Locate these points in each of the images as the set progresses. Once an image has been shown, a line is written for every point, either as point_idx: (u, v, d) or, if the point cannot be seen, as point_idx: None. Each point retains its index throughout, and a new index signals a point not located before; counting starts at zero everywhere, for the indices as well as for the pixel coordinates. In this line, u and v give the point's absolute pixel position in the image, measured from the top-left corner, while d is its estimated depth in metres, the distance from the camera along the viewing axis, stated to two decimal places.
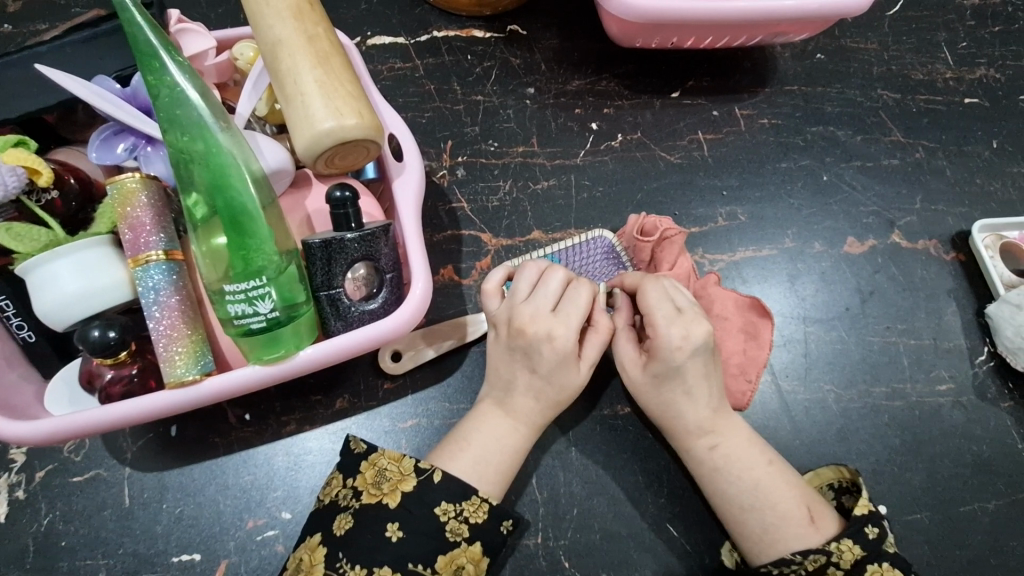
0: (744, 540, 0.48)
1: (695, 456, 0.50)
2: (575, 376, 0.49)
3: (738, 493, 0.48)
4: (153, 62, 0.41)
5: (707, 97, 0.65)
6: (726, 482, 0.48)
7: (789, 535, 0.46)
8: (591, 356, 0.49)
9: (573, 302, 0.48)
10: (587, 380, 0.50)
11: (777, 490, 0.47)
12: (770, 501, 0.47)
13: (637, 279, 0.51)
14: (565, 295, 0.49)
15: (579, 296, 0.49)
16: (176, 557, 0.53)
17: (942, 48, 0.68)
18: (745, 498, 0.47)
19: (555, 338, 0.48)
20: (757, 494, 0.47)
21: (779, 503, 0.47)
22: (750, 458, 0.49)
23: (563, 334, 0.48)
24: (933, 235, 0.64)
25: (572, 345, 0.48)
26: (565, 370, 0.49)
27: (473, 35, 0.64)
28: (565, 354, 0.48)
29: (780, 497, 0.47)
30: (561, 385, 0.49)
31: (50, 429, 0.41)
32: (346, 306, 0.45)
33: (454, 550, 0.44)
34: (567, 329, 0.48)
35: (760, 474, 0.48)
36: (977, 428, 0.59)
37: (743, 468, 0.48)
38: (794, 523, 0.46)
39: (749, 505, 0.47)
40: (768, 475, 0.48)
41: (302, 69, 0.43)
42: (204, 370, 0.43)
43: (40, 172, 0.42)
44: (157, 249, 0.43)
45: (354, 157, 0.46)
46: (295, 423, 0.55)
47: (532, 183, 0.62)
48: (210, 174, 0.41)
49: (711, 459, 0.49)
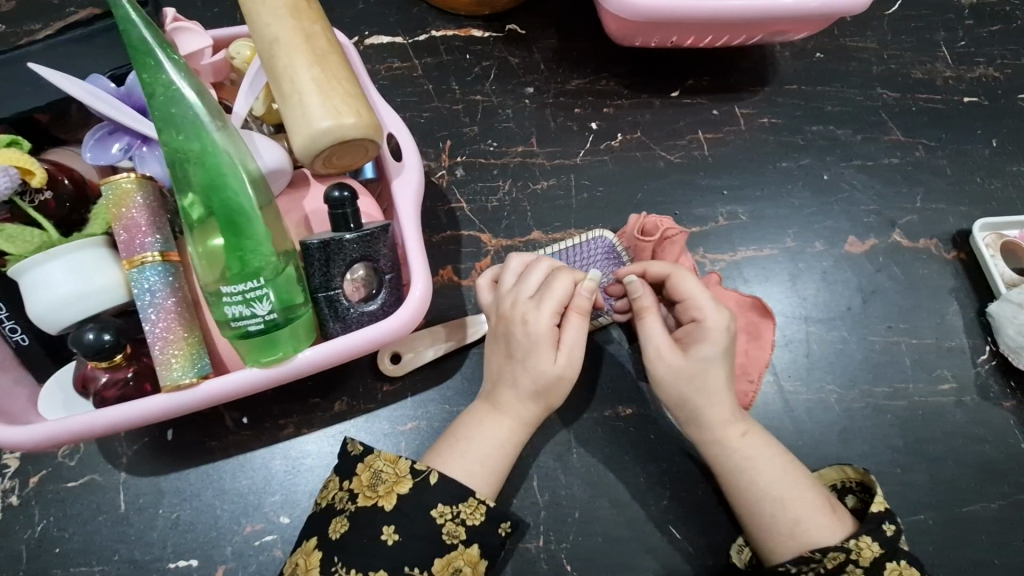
0: (762, 538, 0.47)
1: (720, 448, 0.49)
2: (548, 362, 0.47)
3: (763, 486, 0.47)
4: (147, 60, 0.40)
5: (706, 97, 0.65)
6: (750, 477, 0.48)
7: (815, 529, 0.45)
8: (569, 344, 0.47)
9: (549, 287, 0.48)
10: (564, 369, 0.47)
11: (796, 487, 0.47)
12: (789, 498, 0.46)
13: (664, 267, 0.51)
14: (545, 282, 0.48)
15: (557, 282, 0.48)
16: (172, 564, 0.52)
17: (941, 47, 0.68)
18: (767, 495, 0.47)
19: (527, 320, 0.47)
20: (778, 491, 0.47)
21: (799, 500, 0.46)
22: (768, 455, 0.48)
23: (535, 317, 0.47)
24: (934, 235, 0.63)
25: (545, 329, 0.47)
26: (537, 354, 0.47)
27: (472, 35, 0.64)
28: (534, 337, 0.47)
29: (799, 495, 0.46)
30: (535, 372, 0.47)
31: (44, 434, 0.41)
32: (344, 307, 0.44)
33: (451, 553, 0.43)
34: (539, 313, 0.47)
35: (779, 472, 0.47)
36: (980, 428, 0.58)
37: (764, 465, 0.48)
38: (819, 516, 0.46)
39: (774, 497, 0.47)
40: (786, 474, 0.48)
41: (299, 67, 0.42)
42: (201, 373, 0.42)
43: (34, 172, 0.41)
44: (153, 251, 0.42)
45: (352, 157, 0.46)
46: (293, 426, 0.55)
47: (531, 183, 0.62)
48: (207, 172, 0.40)
49: (738, 452, 0.48)
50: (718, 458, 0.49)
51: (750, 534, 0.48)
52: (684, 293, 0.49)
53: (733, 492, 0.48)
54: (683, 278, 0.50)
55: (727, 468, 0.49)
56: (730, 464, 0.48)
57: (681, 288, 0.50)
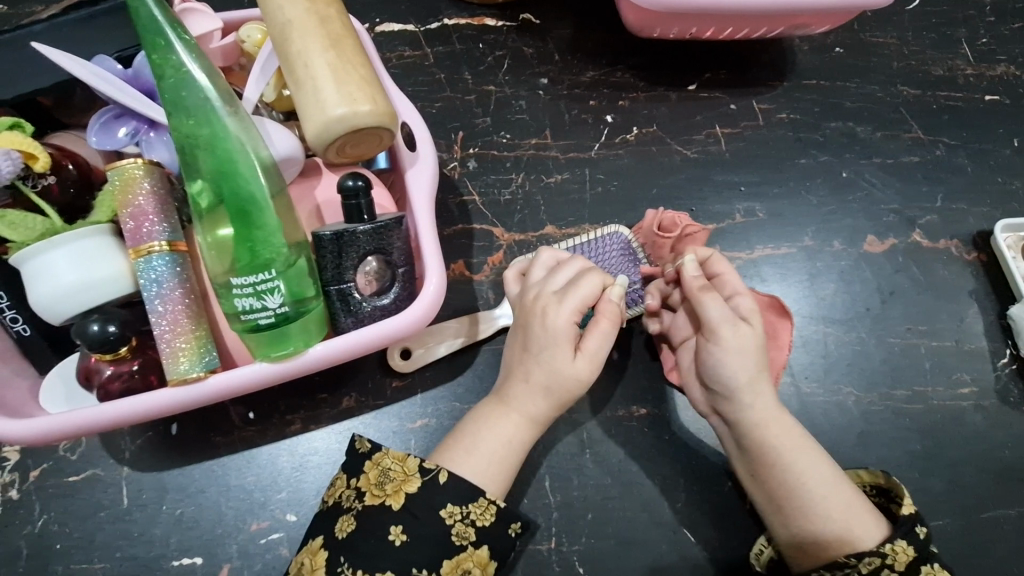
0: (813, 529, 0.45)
1: (781, 433, 0.47)
2: (565, 362, 0.46)
3: (815, 477, 0.46)
4: (157, 40, 0.38)
5: (724, 91, 0.64)
6: (803, 470, 0.46)
7: (863, 521, 0.45)
8: (593, 349, 0.46)
9: (576, 285, 0.46)
10: (581, 373, 0.46)
11: (839, 484, 0.46)
12: (824, 501, 0.45)
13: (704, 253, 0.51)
14: (574, 279, 0.47)
15: (586, 282, 0.46)
16: (176, 561, 0.51)
17: (962, 44, 0.66)
18: (803, 496, 0.46)
19: (552, 313, 0.46)
20: (816, 490, 0.46)
21: (835, 502, 0.45)
22: (807, 455, 0.47)
23: (555, 312, 0.46)
24: (955, 235, 0.62)
25: (564, 326, 0.46)
26: (553, 352, 0.46)
27: (485, 24, 0.62)
28: (558, 332, 0.46)
29: (834, 496, 0.45)
30: (550, 371, 0.46)
31: (47, 428, 0.40)
32: (357, 301, 0.43)
33: (460, 555, 0.42)
34: (561, 309, 0.46)
35: (818, 472, 0.46)
36: (1000, 433, 0.57)
37: (803, 462, 0.46)
38: (861, 511, 0.46)
39: (826, 487, 0.46)
40: (824, 475, 0.46)
41: (314, 52, 0.41)
42: (209, 367, 0.41)
43: (37, 156, 0.40)
44: (160, 240, 0.41)
45: (366, 147, 0.44)
46: (300, 422, 0.53)
47: (545, 177, 0.60)
48: (218, 160, 0.39)
49: (797, 435, 0.48)
50: (754, 453, 0.47)
51: (800, 526, 0.46)
52: (721, 271, 0.50)
53: (785, 485, 0.46)
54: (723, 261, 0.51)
55: (763, 465, 0.47)
56: (764, 461, 0.47)
57: (716, 270, 0.51)
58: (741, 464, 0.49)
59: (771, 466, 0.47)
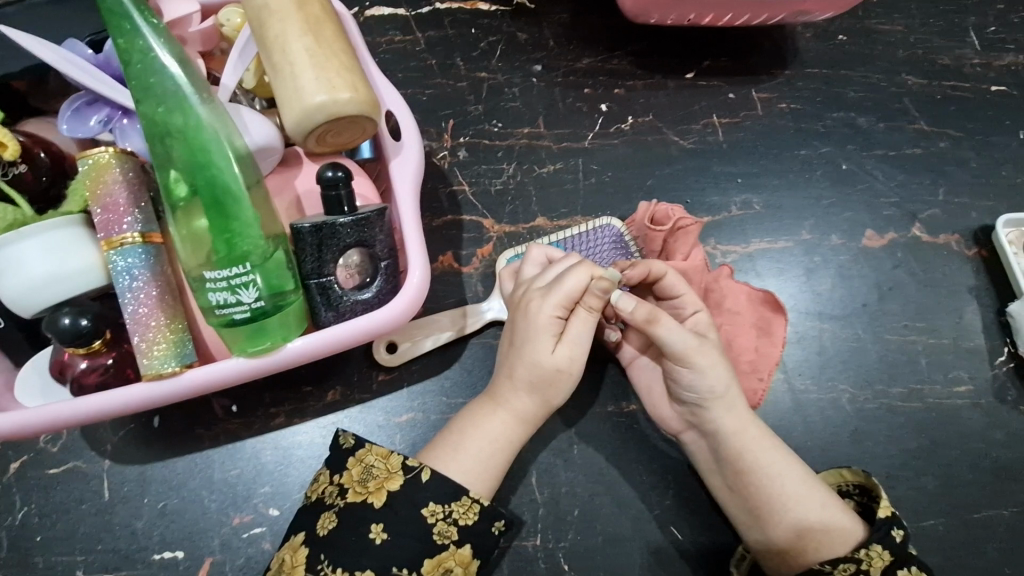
0: (793, 534, 0.44)
1: (754, 439, 0.47)
2: (545, 353, 0.45)
3: (790, 480, 0.46)
4: (124, 25, 0.37)
5: (723, 79, 0.62)
6: (778, 474, 0.46)
7: (841, 521, 0.44)
8: (573, 338, 0.45)
9: (561, 280, 0.45)
10: (563, 363, 0.45)
11: (814, 486, 0.46)
12: (800, 506, 0.45)
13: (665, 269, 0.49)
14: (562, 275, 0.46)
15: (570, 276, 0.45)
16: (158, 555, 0.50)
17: (971, 32, 0.64)
18: (778, 503, 0.45)
19: (531, 308, 0.45)
20: (794, 494, 0.45)
21: (810, 505, 0.45)
22: (780, 460, 0.46)
23: (538, 306, 0.45)
24: (956, 230, 0.61)
25: (546, 321, 0.45)
26: (535, 344, 0.45)
27: (479, 8, 0.61)
28: (537, 327, 0.45)
29: (810, 500, 0.45)
30: (531, 364, 0.45)
31: (19, 423, 0.39)
32: (337, 295, 0.42)
33: (442, 553, 0.41)
34: (543, 303, 0.45)
35: (793, 478, 0.46)
36: (996, 432, 0.56)
37: (777, 467, 0.46)
38: (837, 511, 0.45)
39: (801, 487, 0.45)
40: (797, 479, 0.46)
41: (292, 37, 0.40)
42: (185, 362, 0.40)
43: (6, 144, 0.39)
44: (133, 231, 0.40)
45: (348, 136, 0.43)
46: (285, 416, 0.52)
47: (537, 167, 0.59)
48: (189, 147, 0.38)
49: (768, 439, 0.47)
50: (728, 461, 0.47)
51: (781, 533, 0.45)
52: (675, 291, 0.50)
53: (761, 491, 0.46)
54: (676, 280, 0.49)
55: (738, 475, 0.47)
56: (739, 470, 0.47)
57: (671, 289, 0.50)
58: (718, 477, 0.49)
59: (746, 474, 0.46)
